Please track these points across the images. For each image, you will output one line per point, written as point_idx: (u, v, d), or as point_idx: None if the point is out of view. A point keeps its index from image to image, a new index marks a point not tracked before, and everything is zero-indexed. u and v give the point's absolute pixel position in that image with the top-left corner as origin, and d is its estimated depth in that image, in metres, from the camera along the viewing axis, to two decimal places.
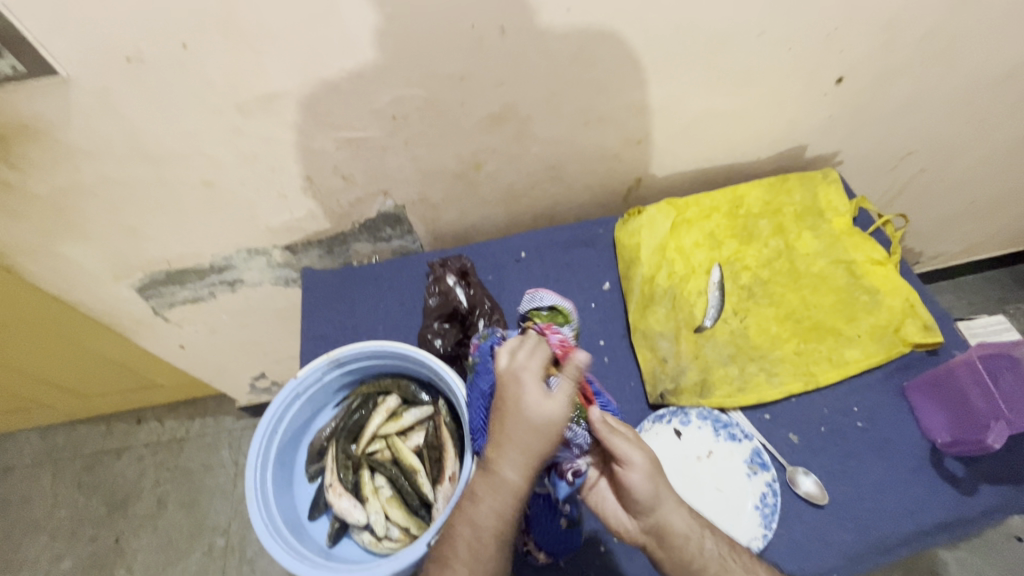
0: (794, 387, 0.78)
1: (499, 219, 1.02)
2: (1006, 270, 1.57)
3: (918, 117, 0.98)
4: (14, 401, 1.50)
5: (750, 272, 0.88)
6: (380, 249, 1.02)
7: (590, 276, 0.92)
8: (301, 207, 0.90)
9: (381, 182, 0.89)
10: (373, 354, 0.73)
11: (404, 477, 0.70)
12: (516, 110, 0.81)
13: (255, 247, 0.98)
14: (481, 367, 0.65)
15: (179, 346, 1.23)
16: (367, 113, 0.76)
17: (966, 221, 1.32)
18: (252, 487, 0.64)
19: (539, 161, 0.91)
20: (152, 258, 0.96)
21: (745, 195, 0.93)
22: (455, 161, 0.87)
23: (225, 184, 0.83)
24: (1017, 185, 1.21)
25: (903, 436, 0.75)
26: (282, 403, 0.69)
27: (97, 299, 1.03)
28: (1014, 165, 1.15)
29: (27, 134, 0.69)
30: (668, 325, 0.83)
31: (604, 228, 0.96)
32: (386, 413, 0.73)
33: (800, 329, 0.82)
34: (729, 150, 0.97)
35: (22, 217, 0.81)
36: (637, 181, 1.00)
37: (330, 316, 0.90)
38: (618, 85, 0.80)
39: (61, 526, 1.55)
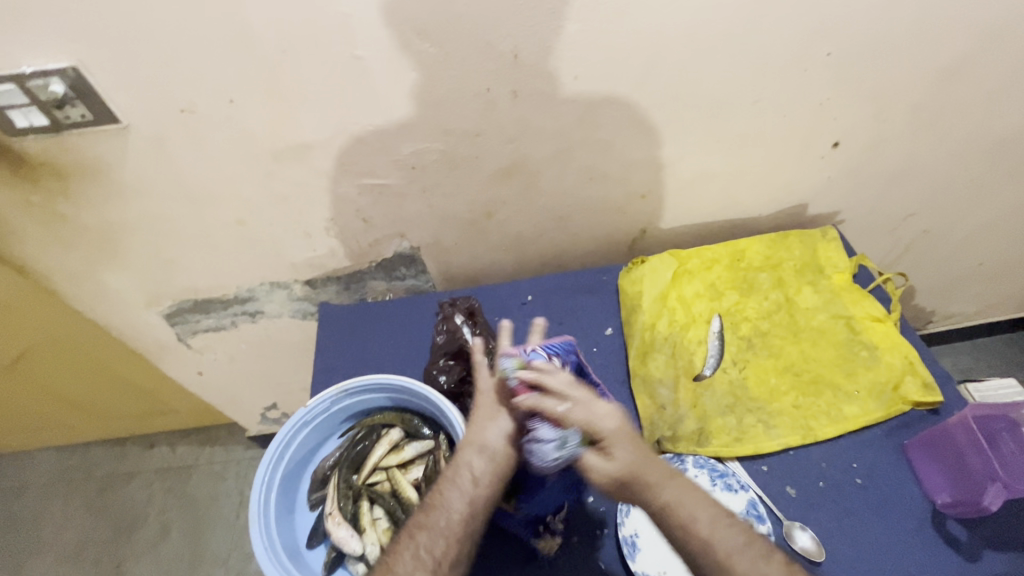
0: (792, 439, 0.79)
1: (509, 263, 1.07)
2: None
3: (916, 181, 1.02)
4: (36, 420, 1.56)
5: (750, 323, 0.90)
6: (394, 287, 1.08)
7: (593, 321, 0.95)
8: (323, 246, 0.96)
9: (399, 225, 0.95)
10: (380, 388, 0.76)
11: (400, 510, 0.72)
12: (526, 164, 0.87)
13: (278, 280, 1.04)
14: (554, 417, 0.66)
15: (198, 372, 1.28)
16: (389, 163, 0.83)
17: (977, 283, 1.32)
18: (256, 511, 0.66)
19: (548, 211, 0.96)
20: (182, 287, 1.02)
21: (746, 249, 0.96)
22: (468, 209, 0.93)
23: (255, 223, 0.90)
24: None
25: (902, 495, 0.75)
26: (290, 431, 0.72)
27: (128, 324, 1.09)
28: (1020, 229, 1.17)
29: (86, 172, 0.77)
30: (668, 373, 0.85)
31: (609, 276, 0.99)
32: (388, 446, 0.76)
33: (799, 382, 0.84)
34: (730, 206, 1.02)
35: (72, 245, 0.89)
36: (642, 232, 1.04)
37: (342, 349, 0.94)
38: (622, 145, 0.86)
39: (67, 547, 1.57)
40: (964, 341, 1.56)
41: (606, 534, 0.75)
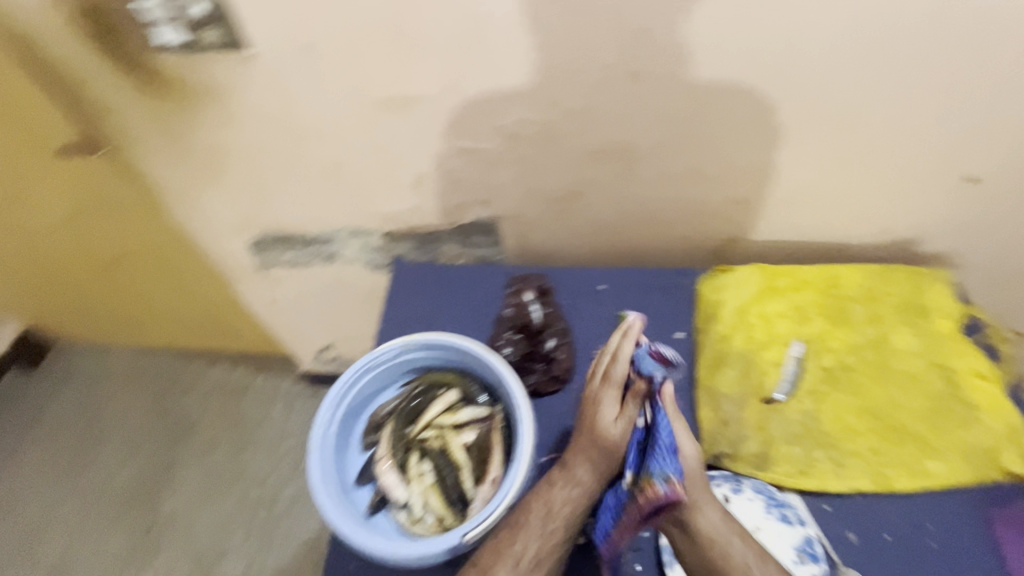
0: (862, 485, 0.74)
1: (585, 249, 1.05)
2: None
3: None
4: (119, 319, 1.69)
5: (836, 355, 0.84)
6: (467, 254, 1.08)
7: (664, 323, 0.92)
8: (408, 201, 0.98)
9: (485, 193, 0.95)
10: (446, 348, 0.77)
11: (447, 470, 0.72)
12: (627, 148, 0.84)
13: (359, 229, 1.06)
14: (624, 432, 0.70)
15: (269, 303, 1.34)
16: (491, 127, 0.82)
17: None
18: (316, 442, 0.70)
19: (636, 202, 0.94)
20: (270, 219, 1.07)
21: (842, 276, 0.90)
22: (556, 187, 0.92)
23: (350, 169, 0.92)
24: None
25: (976, 568, 0.69)
26: (356, 372, 0.75)
27: (216, 245, 1.16)
28: None
29: (210, 94, 0.81)
30: (737, 390, 0.81)
31: (689, 279, 0.95)
32: (444, 405, 0.76)
33: (881, 427, 0.78)
34: (832, 227, 0.95)
35: (183, 162, 0.94)
36: (730, 240, 0.99)
37: (411, 305, 0.95)
38: (732, 143, 0.82)
39: (129, 439, 1.71)
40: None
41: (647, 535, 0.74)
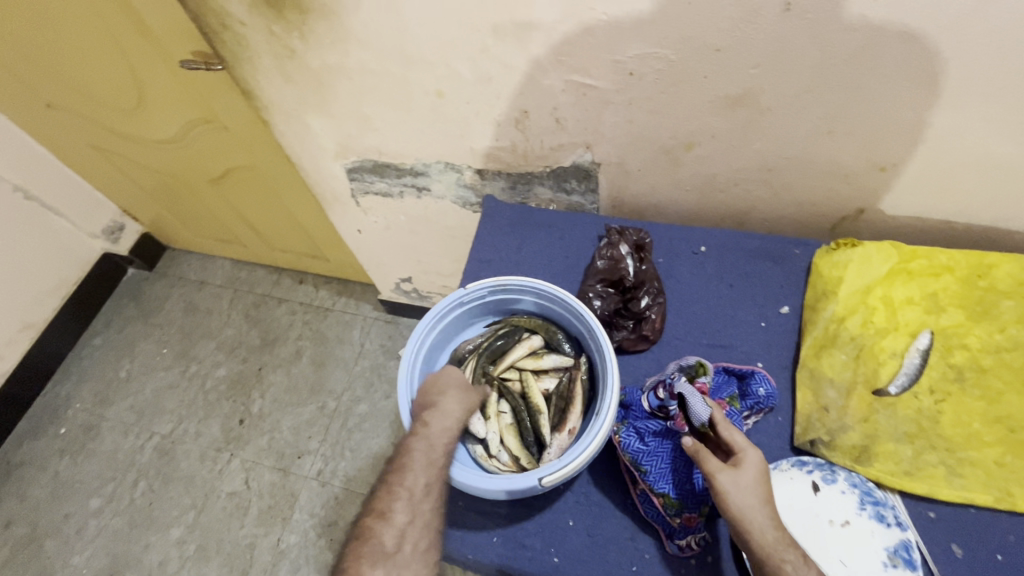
0: (980, 498, 0.66)
1: (686, 206, 0.98)
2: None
3: None
4: (223, 231, 1.83)
5: (968, 353, 0.75)
6: (558, 199, 1.05)
7: (768, 295, 0.84)
8: (507, 138, 0.94)
9: (589, 135, 0.89)
10: (535, 293, 0.75)
11: (527, 412, 0.73)
12: (758, 97, 0.75)
13: (453, 163, 1.05)
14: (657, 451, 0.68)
15: (357, 230, 1.39)
16: (607, 63, 0.76)
17: None
18: (405, 367, 0.71)
19: (756, 159, 0.85)
20: (368, 147, 1.07)
21: (993, 267, 0.78)
22: (669, 135, 0.85)
23: (454, 98, 0.89)
24: None
25: None
26: (446, 305, 0.75)
27: (315, 168, 1.19)
28: None
29: (323, 12, 0.80)
30: (844, 376, 0.75)
31: (801, 250, 0.87)
32: (528, 349, 0.77)
33: (1011, 439, 0.69)
34: (988, 209, 0.83)
35: (293, 82, 0.95)
36: (856, 212, 0.90)
37: (498, 245, 0.94)
38: (888, 99, 0.71)
39: (227, 340, 1.89)
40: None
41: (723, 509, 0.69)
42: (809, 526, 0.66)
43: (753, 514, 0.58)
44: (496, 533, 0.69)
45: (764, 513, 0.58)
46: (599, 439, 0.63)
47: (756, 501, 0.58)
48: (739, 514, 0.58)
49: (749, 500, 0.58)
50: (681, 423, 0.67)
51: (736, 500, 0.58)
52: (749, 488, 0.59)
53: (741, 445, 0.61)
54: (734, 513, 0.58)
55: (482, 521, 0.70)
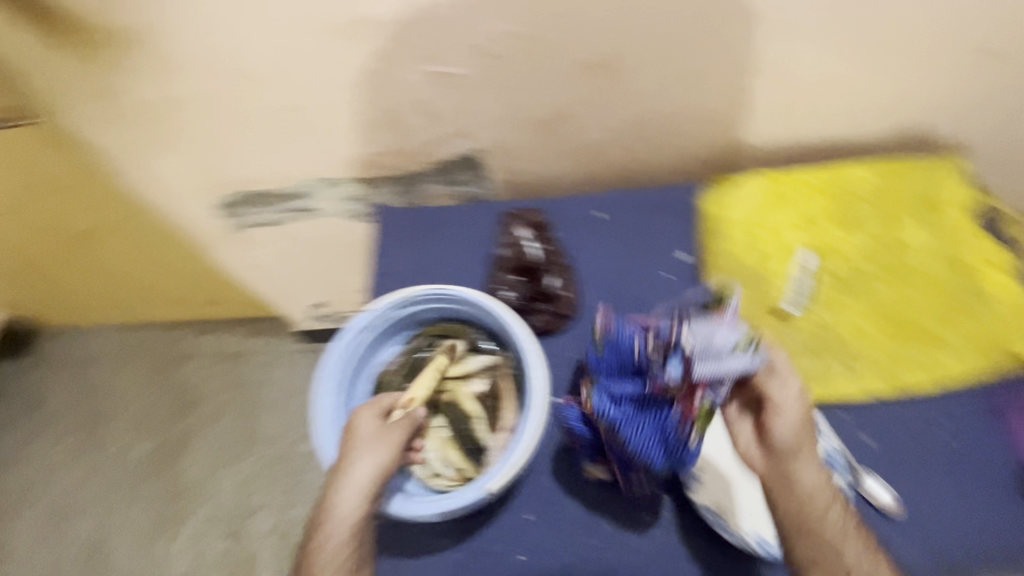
0: (876, 386, 0.74)
1: (576, 175, 0.99)
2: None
3: None
4: (99, 299, 1.63)
5: (845, 261, 0.82)
6: (451, 193, 1.01)
7: (669, 247, 0.88)
8: (383, 142, 0.89)
9: (464, 123, 0.86)
10: (440, 298, 0.72)
11: (461, 421, 0.71)
12: (613, 57, 0.76)
13: (333, 178, 0.98)
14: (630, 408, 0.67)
15: (250, 267, 1.28)
16: (460, 47, 0.74)
17: None
18: (324, 414, 0.67)
19: (631, 118, 0.87)
20: (234, 179, 0.98)
21: (852, 178, 0.85)
22: (544, 110, 0.84)
23: (315, 112, 0.83)
24: None
25: (980, 455, 0.73)
26: (352, 335, 0.71)
27: (182, 212, 1.08)
28: None
29: (139, 39, 0.72)
30: (747, 308, 0.81)
31: (688, 196, 0.90)
32: (448, 356, 0.74)
33: (893, 327, 0.78)
34: (836, 125, 0.90)
35: (124, 123, 0.85)
36: (730, 151, 0.95)
37: (398, 256, 0.89)
38: (727, 39, 0.75)
39: (136, 415, 1.71)
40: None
41: (667, 461, 0.71)
42: (745, 454, 0.70)
43: (789, 409, 0.64)
44: (458, 548, 0.68)
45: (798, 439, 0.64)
46: (534, 432, 0.63)
47: (792, 423, 0.64)
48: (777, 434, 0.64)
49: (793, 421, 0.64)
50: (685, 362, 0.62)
51: (785, 428, 0.64)
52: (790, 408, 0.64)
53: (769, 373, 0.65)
54: (781, 446, 0.64)
55: (442, 540, 0.69)
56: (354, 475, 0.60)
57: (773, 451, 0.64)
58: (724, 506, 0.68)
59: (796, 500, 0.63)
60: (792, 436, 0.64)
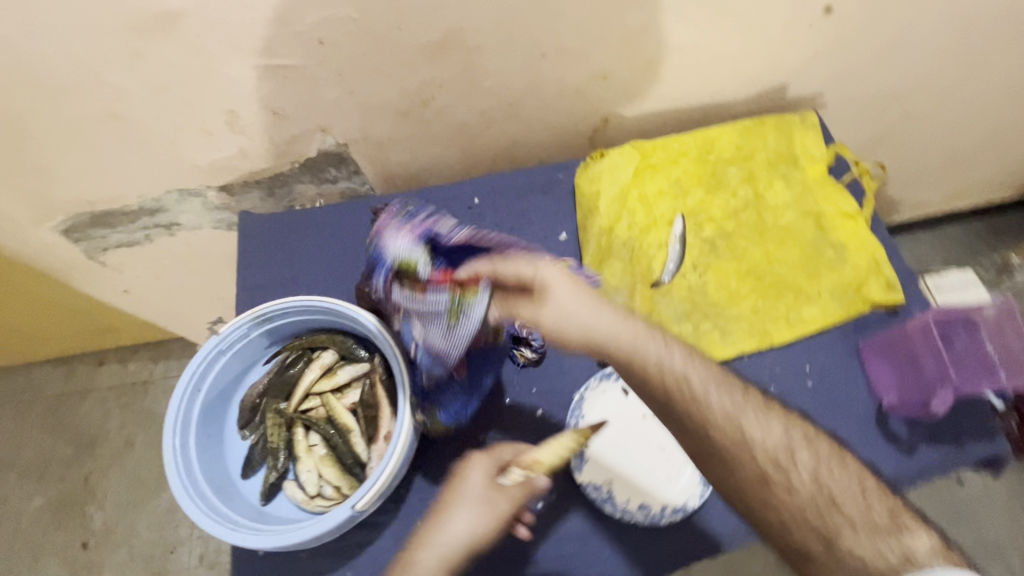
0: (746, 345, 0.76)
1: (455, 160, 0.95)
2: (970, 223, 1.62)
3: (897, 61, 0.95)
4: None
5: (714, 224, 0.84)
6: (326, 191, 0.96)
7: (546, 226, 0.86)
8: (230, 145, 0.81)
9: (318, 118, 0.80)
10: (301, 310, 0.68)
11: (337, 435, 0.67)
12: (462, 36, 0.72)
13: (187, 187, 0.89)
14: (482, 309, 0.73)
15: (124, 291, 1.16)
16: (290, 37, 0.67)
17: (937, 172, 1.34)
18: (170, 452, 0.59)
19: (494, 96, 0.83)
20: (70, 200, 0.87)
21: (717, 142, 0.87)
22: (399, 95, 0.79)
23: (138, 118, 0.74)
24: (992, 127, 1.19)
25: (853, 396, 0.73)
26: (202, 361, 0.64)
27: (20, 242, 0.95)
28: (991, 106, 1.13)
29: None
30: (624, 281, 0.80)
31: (564, 173, 0.89)
32: (320, 369, 0.69)
33: (760, 286, 0.79)
34: (701, 88, 0.91)
35: None
36: (603, 121, 0.93)
37: (267, 266, 0.84)
38: (578, 11, 0.72)
39: (30, 465, 1.55)
40: (910, 233, 1.62)
41: (555, 444, 0.72)
42: (627, 426, 0.71)
43: (597, 322, 0.59)
44: (349, 567, 0.66)
45: (621, 326, 0.59)
46: (401, 443, 0.60)
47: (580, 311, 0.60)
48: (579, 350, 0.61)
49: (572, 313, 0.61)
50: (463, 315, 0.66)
51: (573, 319, 0.59)
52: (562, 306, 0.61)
53: (532, 271, 0.61)
54: (581, 333, 0.59)
55: (332, 561, 0.66)
56: (449, 530, 0.56)
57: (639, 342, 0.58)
58: (608, 481, 0.68)
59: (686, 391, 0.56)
60: (621, 324, 0.59)
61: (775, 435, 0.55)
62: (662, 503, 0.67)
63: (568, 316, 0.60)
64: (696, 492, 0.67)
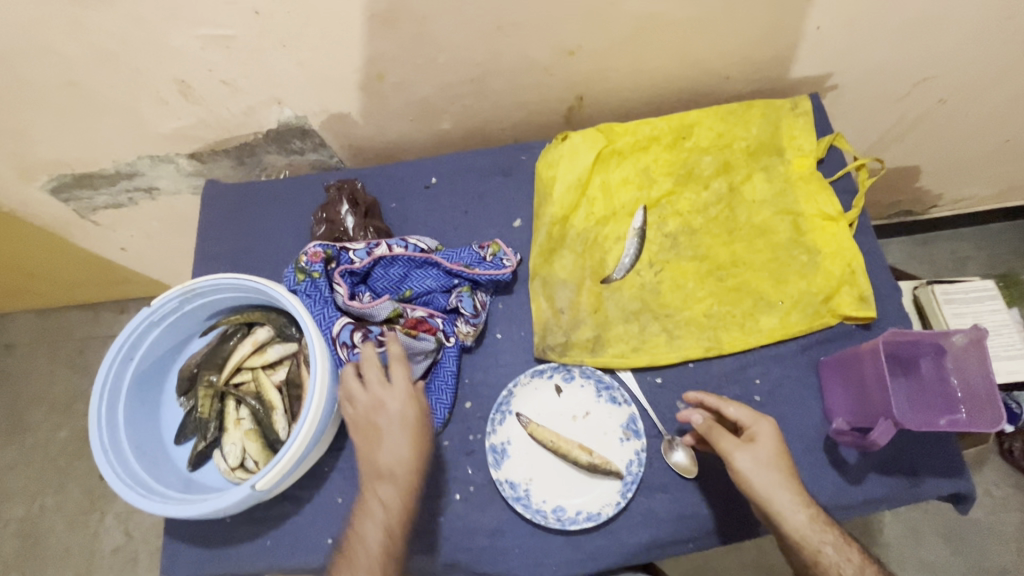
0: (693, 351, 0.71)
1: (423, 136, 0.92)
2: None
3: (924, 38, 0.82)
4: None
5: (680, 218, 0.78)
6: (294, 162, 0.95)
7: (502, 211, 0.83)
8: (189, 114, 0.82)
9: (271, 89, 0.78)
10: (231, 287, 0.68)
11: (262, 411, 0.68)
12: (405, 7, 0.68)
13: (157, 154, 0.90)
14: (414, 279, 0.73)
15: (123, 249, 1.22)
16: (224, 6, 0.65)
17: (983, 166, 1.18)
18: (95, 415, 0.62)
19: (452, 71, 0.79)
20: (51, 161, 0.90)
21: (693, 128, 0.80)
22: (351, 68, 0.76)
23: (94, 85, 0.75)
24: None
25: (801, 414, 0.68)
26: (134, 330, 0.66)
27: (16, 199, 1.00)
28: None
29: None
30: (573, 274, 0.76)
31: (528, 155, 0.85)
32: (251, 345, 0.70)
33: (719, 288, 0.74)
34: (687, 66, 0.83)
35: None
36: (578, 99, 0.87)
37: (226, 237, 0.85)
38: None
39: None
40: (955, 229, 1.45)
41: (480, 437, 0.70)
42: (554, 426, 0.71)
43: (778, 490, 0.59)
44: (269, 536, 0.69)
45: (795, 497, 0.58)
46: (304, 430, 0.61)
47: (772, 474, 0.59)
48: (766, 492, 0.58)
49: (764, 468, 0.59)
50: (410, 321, 0.70)
51: (752, 476, 0.59)
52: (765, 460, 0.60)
53: (750, 420, 0.62)
54: (762, 492, 0.58)
55: (253, 528, 0.69)
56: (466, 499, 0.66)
57: (783, 500, 0.58)
58: (554, 446, 0.68)
59: (794, 533, 0.57)
60: (790, 493, 0.58)
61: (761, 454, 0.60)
62: (576, 509, 0.66)
63: (755, 471, 0.59)
64: (613, 500, 0.66)
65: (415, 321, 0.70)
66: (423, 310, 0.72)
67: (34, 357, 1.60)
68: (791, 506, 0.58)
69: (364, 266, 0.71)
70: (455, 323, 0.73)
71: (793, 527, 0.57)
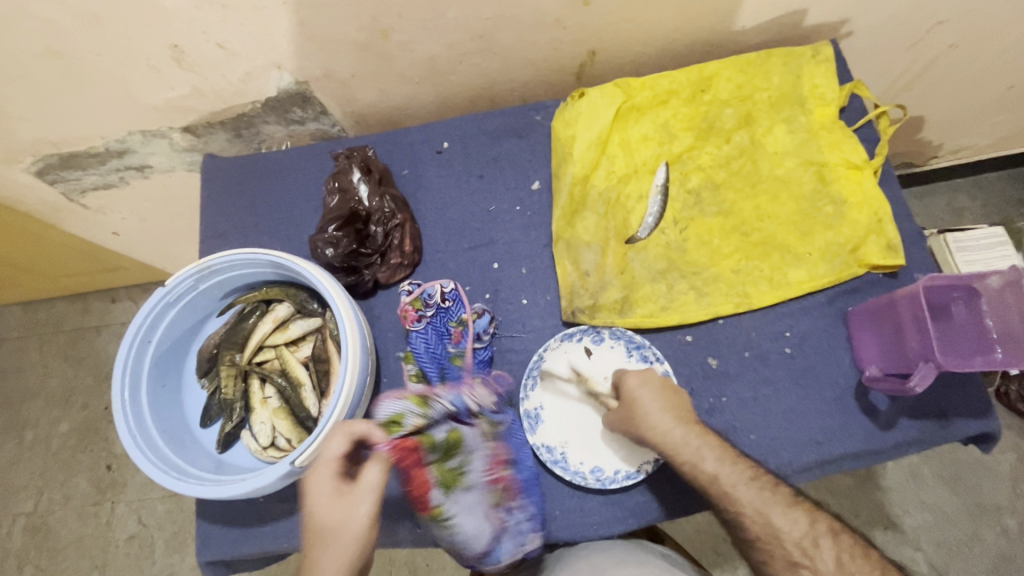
0: (722, 308, 0.71)
1: (429, 99, 0.88)
2: None
3: None
4: None
5: (702, 173, 0.76)
6: (295, 133, 0.91)
7: (518, 174, 0.80)
8: (182, 83, 0.77)
9: (268, 51, 0.74)
10: (248, 263, 0.66)
11: (290, 389, 0.67)
12: None
13: (148, 129, 0.86)
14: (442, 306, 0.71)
15: (114, 233, 1.16)
16: None
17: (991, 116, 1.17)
18: (119, 402, 0.60)
19: (461, 27, 0.75)
20: (34, 140, 0.85)
21: (713, 80, 0.77)
22: (354, 26, 0.72)
23: (80, 54, 0.70)
24: None
25: (830, 364, 0.69)
26: (150, 311, 0.63)
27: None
28: None
29: None
30: (597, 235, 0.74)
31: (542, 115, 0.82)
32: (273, 322, 0.68)
33: (745, 243, 0.73)
34: (705, 17, 0.80)
35: None
36: (590, 55, 0.84)
37: (232, 213, 0.82)
38: None
39: None
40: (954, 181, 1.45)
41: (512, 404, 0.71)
42: (587, 387, 0.71)
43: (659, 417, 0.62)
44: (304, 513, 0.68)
45: (669, 418, 0.62)
46: (341, 405, 0.60)
47: (651, 403, 0.63)
48: (642, 418, 0.63)
49: (652, 401, 0.63)
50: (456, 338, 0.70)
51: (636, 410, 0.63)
52: (648, 396, 0.63)
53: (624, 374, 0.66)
54: (639, 423, 0.63)
55: (288, 507, 0.68)
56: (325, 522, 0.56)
57: (659, 415, 0.62)
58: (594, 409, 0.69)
59: (668, 445, 0.61)
60: (671, 417, 0.62)
61: (644, 392, 0.64)
62: (614, 467, 0.67)
63: (630, 406, 0.64)
64: (650, 458, 0.66)
65: (454, 339, 0.70)
66: (450, 330, 0.70)
67: (25, 350, 1.54)
68: (695, 444, 0.61)
69: (412, 295, 0.71)
70: (454, 315, 0.71)
71: (663, 441, 0.61)
